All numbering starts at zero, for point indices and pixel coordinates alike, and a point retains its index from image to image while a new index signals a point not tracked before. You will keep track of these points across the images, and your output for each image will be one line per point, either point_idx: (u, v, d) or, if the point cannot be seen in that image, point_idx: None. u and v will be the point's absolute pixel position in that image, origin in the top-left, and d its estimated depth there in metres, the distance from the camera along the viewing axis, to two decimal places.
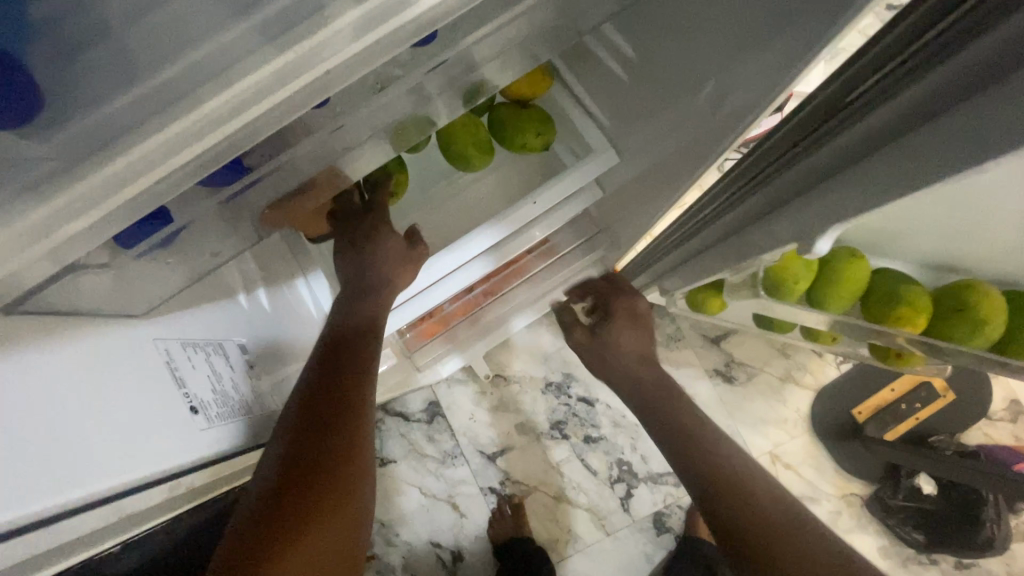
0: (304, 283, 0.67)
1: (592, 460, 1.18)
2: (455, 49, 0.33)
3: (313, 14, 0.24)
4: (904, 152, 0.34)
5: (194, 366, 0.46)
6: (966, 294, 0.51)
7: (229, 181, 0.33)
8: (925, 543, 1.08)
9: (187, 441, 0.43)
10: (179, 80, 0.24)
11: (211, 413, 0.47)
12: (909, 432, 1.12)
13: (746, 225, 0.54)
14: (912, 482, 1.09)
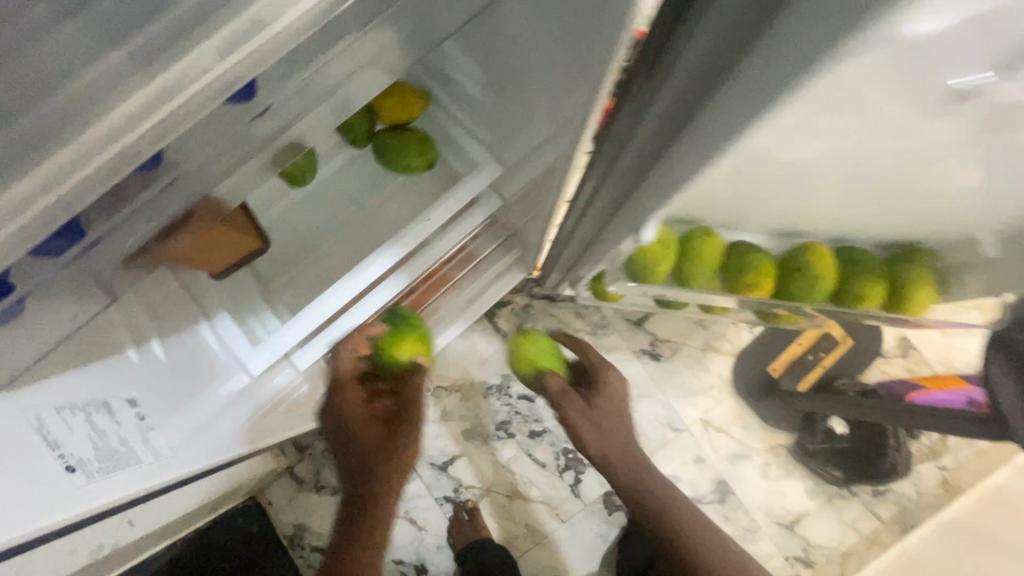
0: (208, 328, 0.67)
1: (540, 454, 1.22)
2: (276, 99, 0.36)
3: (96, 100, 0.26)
4: (683, 151, 0.39)
5: (72, 426, 0.48)
6: (804, 259, 0.60)
7: (64, 242, 0.35)
8: (843, 479, 1.18)
9: (60, 498, 0.45)
10: None
11: (94, 469, 0.48)
12: (818, 380, 1.23)
13: (606, 221, 0.60)
14: (825, 425, 1.21)
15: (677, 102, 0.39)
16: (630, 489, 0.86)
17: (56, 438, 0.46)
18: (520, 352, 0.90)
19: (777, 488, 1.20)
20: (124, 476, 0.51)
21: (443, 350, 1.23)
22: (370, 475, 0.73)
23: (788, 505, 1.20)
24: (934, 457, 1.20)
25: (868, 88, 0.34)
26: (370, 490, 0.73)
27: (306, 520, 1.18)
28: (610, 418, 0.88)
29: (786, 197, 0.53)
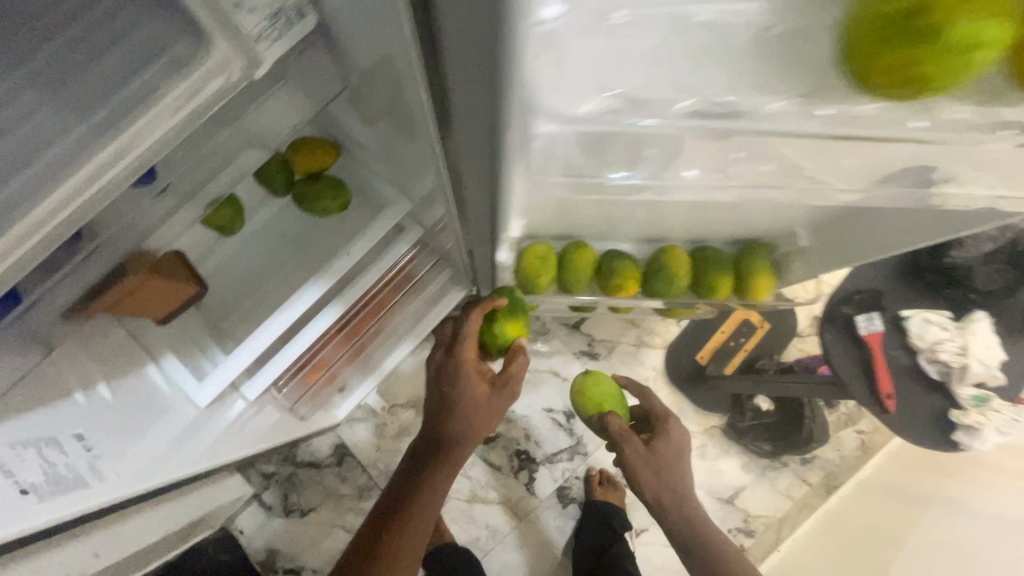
0: (155, 368, 0.75)
1: (495, 457, 1.30)
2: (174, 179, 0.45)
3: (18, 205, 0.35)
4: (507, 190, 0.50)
5: (23, 457, 0.55)
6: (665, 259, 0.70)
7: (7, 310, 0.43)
8: (771, 452, 1.30)
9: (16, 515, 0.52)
10: None
11: (48, 491, 0.55)
12: (742, 363, 1.34)
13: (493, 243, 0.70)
14: (753, 403, 1.31)
15: (458, 166, 0.47)
16: (674, 511, 0.90)
17: (9, 467, 0.54)
18: (584, 392, 0.99)
19: (714, 466, 1.31)
20: (84, 494, 0.58)
21: (397, 369, 1.32)
22: (420, 496, 0.76)
23: (727, 481, 1.30)
24: (852, 423, 1.32)
25: (585, 148, 0.41)
26: (408, 511, 0.75)
27: (278, 544, 1.24)
28: (670, 467, 0.91)
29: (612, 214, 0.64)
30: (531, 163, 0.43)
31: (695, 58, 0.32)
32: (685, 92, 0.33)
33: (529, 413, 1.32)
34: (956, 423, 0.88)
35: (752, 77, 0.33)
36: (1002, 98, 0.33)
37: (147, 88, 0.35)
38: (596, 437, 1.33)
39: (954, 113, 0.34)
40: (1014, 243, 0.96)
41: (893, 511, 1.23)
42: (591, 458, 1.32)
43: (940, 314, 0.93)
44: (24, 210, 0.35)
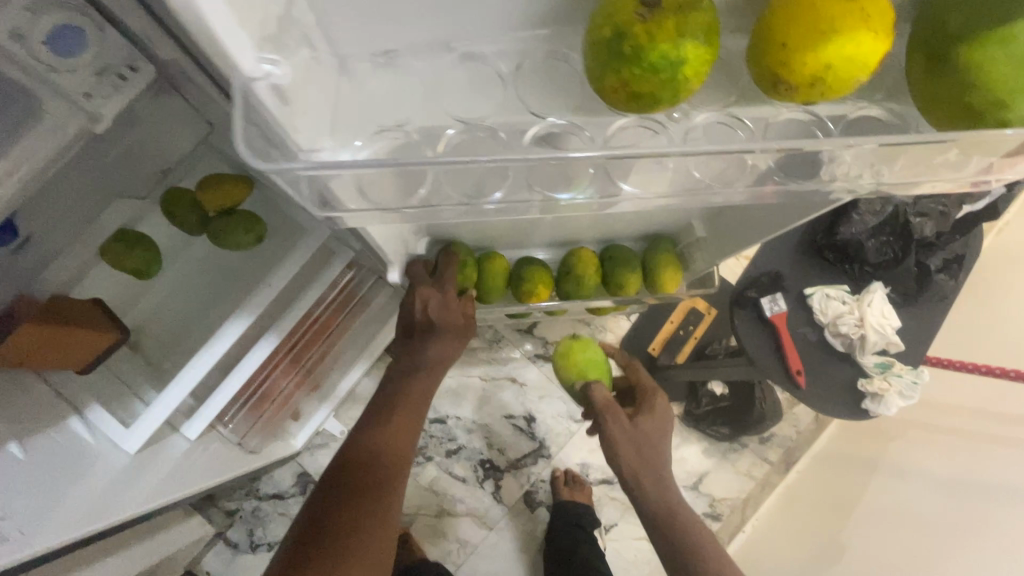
0: (78, 420, 0.76)
1: (458, 469, 1.31)
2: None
3: None
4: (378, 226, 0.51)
5: None
6: (573, 261, 0.72)
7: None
8: (728, 435, 1.32)
9: None
10: None
11: None
12: (693, 350, 1.37)
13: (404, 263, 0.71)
14: (707, 389, 1.34)
15: None
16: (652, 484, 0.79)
17: None
18: (568, 357, 0.92)
19: (675, 455, 1.33)
20: None
21: (353, 392, 1.32)
22: (377, 458, 0.66)
23: (688, 468, 1.33)
24: None
25: (402, 183, 0.42)
26: (358, 477, 0.63)
27: None
28: (650, 440, 0.83)
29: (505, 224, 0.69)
30: (355, 202, 0.43)
31: (467, 85, 0.39)
32: (453, 115, 0.39)
33: (488, 422, 1.33)
34: (863, 392, 0.94)
35: (508, 102, 0.40)
36: (736, 109, 0.40)
37: None
38: (558, 438, 1.34)
39: (706, 118, 0.41)
40: (894, 215, 0.98)
41: (846, 480, 1.26)
42: (554, 460, 1.33)
43: (840, 289, 0.97)
44: None
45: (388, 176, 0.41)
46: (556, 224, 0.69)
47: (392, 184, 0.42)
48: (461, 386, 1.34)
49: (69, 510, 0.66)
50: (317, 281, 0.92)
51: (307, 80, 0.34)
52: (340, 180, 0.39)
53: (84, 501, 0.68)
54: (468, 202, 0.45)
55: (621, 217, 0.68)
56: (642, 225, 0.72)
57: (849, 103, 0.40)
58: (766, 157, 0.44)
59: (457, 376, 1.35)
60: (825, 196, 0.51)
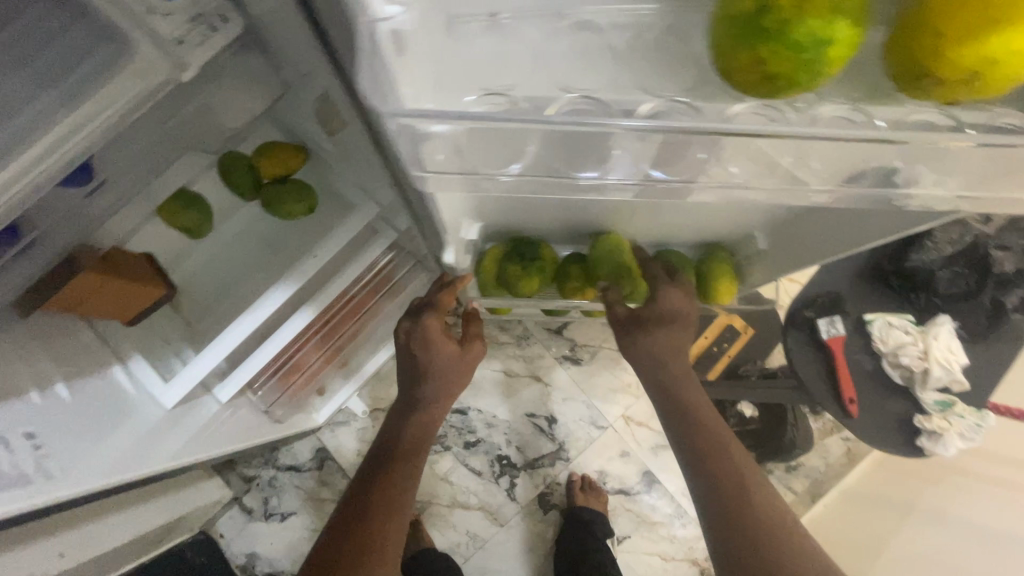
0: (120, 369, 0.77)
1: (474, 462, 1.30)
2: (109, 176, 0.47)
3: None
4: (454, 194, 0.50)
5: None
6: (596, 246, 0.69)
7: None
8: (754, 458, 1.28)
9: None
10: None
11: None
12: (725, 368, 1.33)
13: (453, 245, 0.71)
14: (736, 410, 1.31)
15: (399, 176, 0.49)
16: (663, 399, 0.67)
17: None
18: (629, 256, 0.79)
19: None
20: (11, 492, 0.54)
21: (378, 373, 1.32)
22: (381, 473, 0.72)
23: None
24: (836, 429, 1.31)
25: (501, 149, 0.41)
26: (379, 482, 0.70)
27: (257, 548, 1.24)
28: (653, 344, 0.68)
29: (567, 206, 0.64)
30: (449, 162, 0.42)
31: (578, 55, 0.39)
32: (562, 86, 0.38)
33: (509, 419, 1.32)
34: (920, 427, 0.90)
35: (615, 79, 0.39)
36: (865, 105, 0.39)
37: (69, 91, 0.36)
38: (578, 442, 1.32)
39: (832, 111, 0.39)
40: (975, 247, 0.95)
41: (875, 519, 1.21)
42: (573, 464, 1.31)
43: (903, 318, 0.94)
44: None
45: (492, 138, 0.39)
46: (602, 217, 0.68)
47: (492, 148, 0.41)
48: (486, 379, 1.34)
49: (107, 458, 0.67)
50: (358, 259, 0.92)
51: (416, 34, 0.34)
52: (438, 139, 0.39)
53: (118, 447, 0.69)
54: (560, 173, 0.44)
55: (672, 219, 0.66)
56: (692, 230, 0.69)
57: (992, 109, 0.38)
58: (877, 162, 0.42)
59: (483, 370, 1.34)
60: (914, 212, 0.49)
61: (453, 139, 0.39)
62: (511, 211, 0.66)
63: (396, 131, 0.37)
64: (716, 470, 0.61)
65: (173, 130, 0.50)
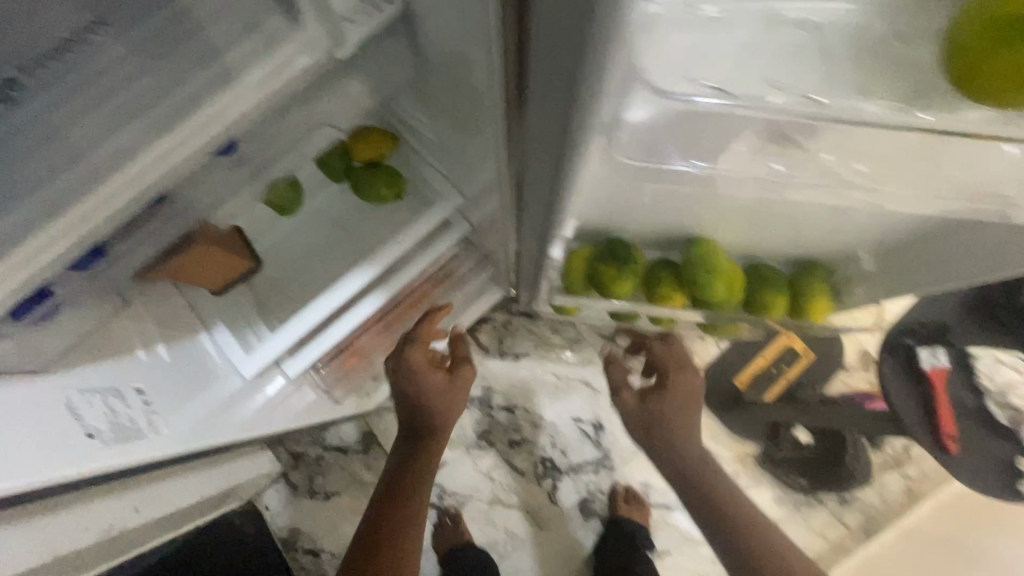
0: (206, 336, 0.80)
1: (518, 461, 1.29)
2: (245, 146, 0.48)
3: (110, 167, 0.38)
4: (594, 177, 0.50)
5: (87, 404, 0.59)
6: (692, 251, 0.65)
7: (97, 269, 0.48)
8: (807, 486, 1.24)
9: (79, 454, 0.53)
10: (33, 218, 0.38)
11: (106, 436, 0.57)
12: (783, 391, 1.29)
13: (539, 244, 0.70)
14: (791, 435, 1.26)
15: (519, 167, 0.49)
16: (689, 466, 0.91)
17: (76, 410, 0.57)
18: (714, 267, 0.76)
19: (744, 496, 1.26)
20: (132, 444, 0.60)
21: None
22: (393, 499, 0.87)
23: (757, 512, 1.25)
24: (898, 466, 1.25)
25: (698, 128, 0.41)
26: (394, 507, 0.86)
27: (301, 523, 1.27)
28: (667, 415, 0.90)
29: (683, 213, 0.61)
30: (637, 137, 0.42)
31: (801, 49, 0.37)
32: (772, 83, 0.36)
33: (556, 421, 1.31)
34: None
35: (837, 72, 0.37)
36: None
37: (231, 63, 0.38)
38: (624, 452, 1.30)
39: None
40: None
41: None
42: (617, 473, 1.29)
43: None
44: (117, 170, 0.38)
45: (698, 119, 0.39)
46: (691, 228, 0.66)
47: (688, 127, 0.41)
48: (536, 380, 1.33)
49: (197, 422, 0.71)
50: (433, 247, 0.92)
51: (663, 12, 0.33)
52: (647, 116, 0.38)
53: (206, 412, 0.73)
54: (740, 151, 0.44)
55: (766, 232, 0.64)
56: (781, 245, 0.67)
57: None
58: None
59: (534, 370, 1.34)
60: None
61: (659, 118, 0.39)
62: (623, 216, 0.62)
63: (558, 135, 0.35)
64: (732, 524, 0.87)
65: (302, 105, 0.51)
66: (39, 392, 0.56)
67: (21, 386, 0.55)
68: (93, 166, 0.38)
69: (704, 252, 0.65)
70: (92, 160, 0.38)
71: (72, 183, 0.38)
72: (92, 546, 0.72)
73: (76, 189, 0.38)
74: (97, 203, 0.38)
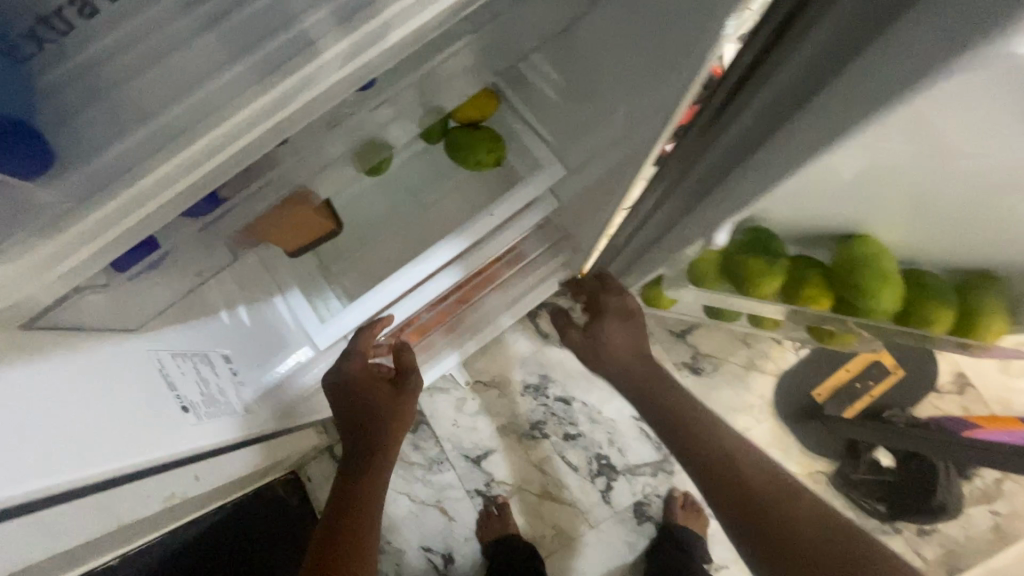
0: (281, 300, 0.74)
1: (572, 456, 1.23)
2: (384, 80, 0.40)
3: (247, 89, 0.30)
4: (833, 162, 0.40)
5: (182, 371, 0.52)
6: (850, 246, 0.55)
7: (206, 214, 0.41)
8: (886, 513, 1.14)
9: (179, 431, 0.47)
10: (147, 145, 0.31)
11: (200, 411, 0.52)
12: (865, 408, 1.19)
13: (670, 227, 0.62)
14: (870, 456, 1.17)
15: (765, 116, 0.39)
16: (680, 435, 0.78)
17: (172, 379, 0.50)
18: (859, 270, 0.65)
19: None
20: (215, 422, 0.55)
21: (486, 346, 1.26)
22: (345, 525, 0.67)
23: None
24: (986, 500, 1.15)
25: None
26: (341, 534, 0.66)
27: None
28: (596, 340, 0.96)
29: (865, 215, 0.51)
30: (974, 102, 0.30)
31: None
32: None
33: (615, 418, 1.24)
34: None
35: None
36: None
37: None
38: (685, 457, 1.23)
39: None
40: None
41: None
42: (675, 478, 1.22)
43: None
44: (258, 92, 0.30)
45: None
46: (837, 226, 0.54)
47: None
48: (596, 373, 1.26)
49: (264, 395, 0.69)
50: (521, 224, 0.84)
51: None
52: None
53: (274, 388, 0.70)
54: None
55: (924, 242, 0.53)
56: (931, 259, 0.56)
57: None
58: None
59: (594, 362, 1.27)
60: None
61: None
62: (793, 213, 0.52)
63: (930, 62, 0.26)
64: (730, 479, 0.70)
65: (449, 40, 0.43)
66: (137, 352, 0.47)
67: (123, 344, 0.46)
68: (226, 87, 0.31)
69: (861, 252, 0.54)
70: (225, 79, 0.31)
71: (198, 106, 0.31)
72: (153, 515, 0.67)
73: (203, 113, 0.30)
74: (227, 133, 0.30)
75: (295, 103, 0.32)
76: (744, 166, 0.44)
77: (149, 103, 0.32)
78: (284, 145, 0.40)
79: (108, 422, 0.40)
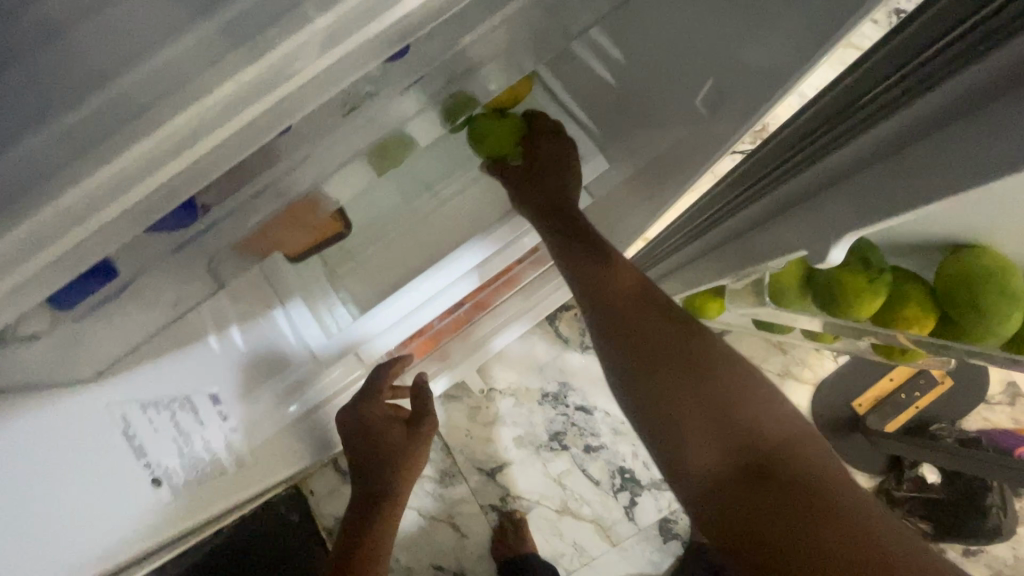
0: (283, 314, 0.65)
1: (593, 470, 1.15)
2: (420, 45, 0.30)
3: (232, 48, 0.21)
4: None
5: (153, 430, 0.50)
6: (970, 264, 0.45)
7: (184, 222, 0.32)
8: (931, 533, 1.07)
9: (131, 509, 0.49)
10: (86, 127, 0.21)
11: (172, 479, 0.52)
12: (910, 421, 1.11)
13: (753, 228, 0.53)
14: (915, 473, 1.09)
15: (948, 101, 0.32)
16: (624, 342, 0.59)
17: (140, 444, 0.49)
18: None
19: None
20: (198, 485, 0.54)
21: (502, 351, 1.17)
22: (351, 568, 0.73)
23: None
24: None
25: None
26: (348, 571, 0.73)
27: None
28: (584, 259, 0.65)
29: (982, 225, 0.44)
30: None
31: None
32: None
33: None
34: None
35: None
36: None
37: None
38: None
39: None
40: None
41: None
42: None
43: None
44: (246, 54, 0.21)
45: None
46: (968, 229, 0.45)
47: None
48: None
49: (272, 433, 0.63)
50: None
51: None
52: None
53: (279, 425, 0.64)
54: None
55: None
56: None
57: None
58: None
59: None
60: None
61: None
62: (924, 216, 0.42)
63: None
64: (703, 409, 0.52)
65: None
66: (93, 414, 0.47)
67: (78, 404, 0.46)
68: (200, 43, 0.21)
69: (981, 264, 0.44)
70: (198, 33, 0.21)
71: (161, 70, 0.21)
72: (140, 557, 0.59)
73: (169, 83, 0.21)
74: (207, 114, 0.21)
75: (312, 71, 0.23)
76: (894, 160, 0.36)
77: (94, 60, 0.22)
78: (289, 133, 0.31)
79: (33, 514, 0.43)
